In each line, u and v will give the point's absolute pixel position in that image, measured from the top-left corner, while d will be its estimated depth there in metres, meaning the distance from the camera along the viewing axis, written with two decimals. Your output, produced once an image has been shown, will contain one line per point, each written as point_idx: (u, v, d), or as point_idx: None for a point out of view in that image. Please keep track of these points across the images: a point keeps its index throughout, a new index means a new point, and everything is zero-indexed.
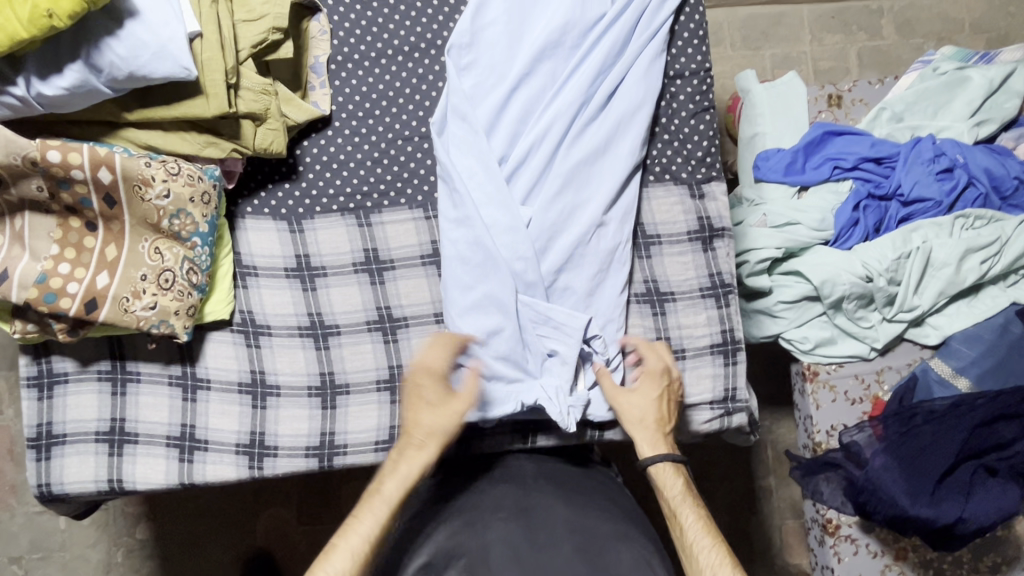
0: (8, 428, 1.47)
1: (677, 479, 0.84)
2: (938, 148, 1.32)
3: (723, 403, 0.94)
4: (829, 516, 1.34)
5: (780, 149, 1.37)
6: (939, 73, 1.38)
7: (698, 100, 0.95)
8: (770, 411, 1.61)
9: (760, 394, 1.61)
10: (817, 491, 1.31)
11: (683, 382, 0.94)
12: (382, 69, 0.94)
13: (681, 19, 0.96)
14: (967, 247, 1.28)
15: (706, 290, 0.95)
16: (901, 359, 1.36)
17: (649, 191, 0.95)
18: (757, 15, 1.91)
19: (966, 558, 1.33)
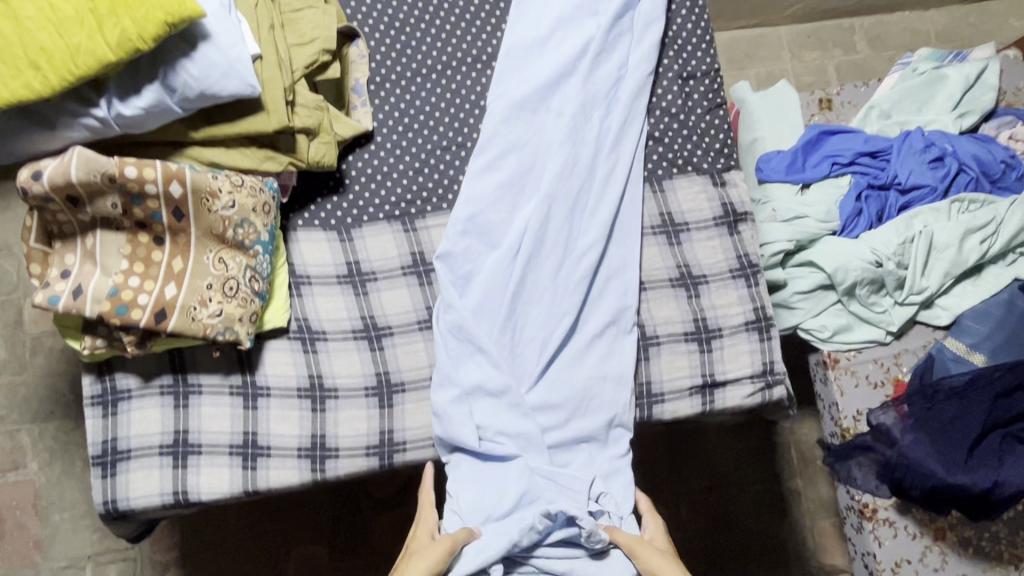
0: (32, 481, 1.51)
1: None
2: (928, 139, 1.42)
3: (764, 375, 0.98)
4: (865, 500, 1.36)
5: (779, 152, 1.45)
6: (919, 73, 1.50)
7: (712, 97, 1.03)
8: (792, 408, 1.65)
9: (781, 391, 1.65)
10: (850, 477, 1.34)
11: (723, 357, 0.98)
12: (417, 87, 1.01)
13: (672, 8, 1.04)
14: (966, 228, 1.36)
15: (736, 270, 1.00)
16: (917, 341, 1.42)
17: (672, 181, 1.01)
18: (739, 38, 2.04)
19: (1003, 533, 1.35)
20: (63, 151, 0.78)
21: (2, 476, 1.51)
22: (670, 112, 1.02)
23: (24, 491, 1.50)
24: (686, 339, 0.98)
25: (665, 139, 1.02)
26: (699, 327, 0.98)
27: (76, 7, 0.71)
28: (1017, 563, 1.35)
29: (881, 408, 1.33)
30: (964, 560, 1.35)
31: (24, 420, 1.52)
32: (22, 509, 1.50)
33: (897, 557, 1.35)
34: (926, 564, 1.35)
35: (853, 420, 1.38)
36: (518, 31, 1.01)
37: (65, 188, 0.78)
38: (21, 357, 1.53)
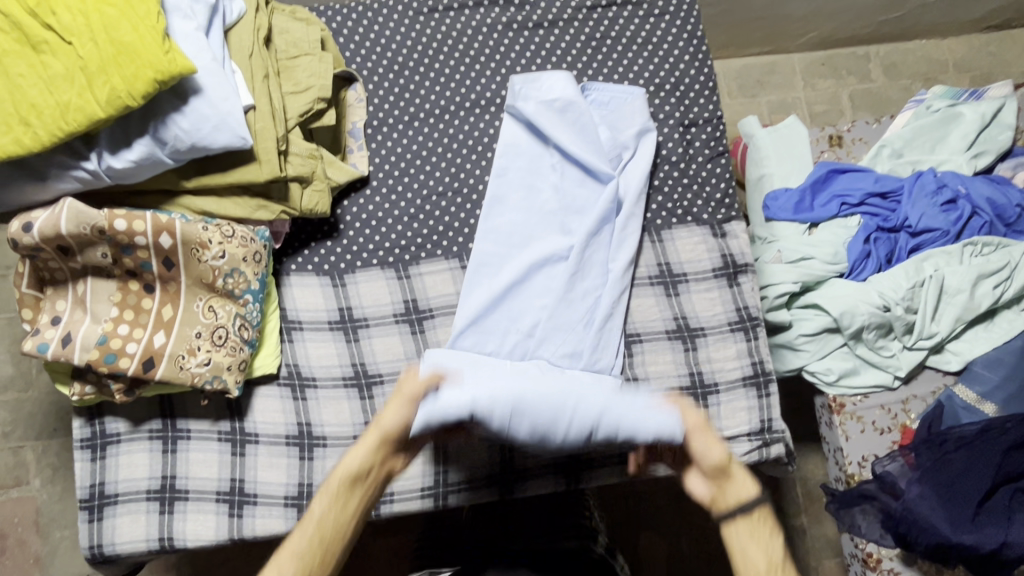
0: (34, 498, 1.52)
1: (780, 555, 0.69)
2: (939, 181, 1.38)
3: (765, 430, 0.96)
4: (868, 549, 1.33)
5: (787, 189, 1.42)
6: (932, 110, 1.46)
7: (713, 145, 1.01)
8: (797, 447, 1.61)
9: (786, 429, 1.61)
10: (854, 525, 1.30)
11: (721, 414, 0.96)
12: (414, 132, 1.00)
13: (673, 54, 1.03)
14: (978, 273, 1.32)
15: (735, 324, 0.98)
16: (925, 387, 1.38)
17: (642, 345, 0.96)
18: (751, 65, 2.01)
19: None
20: (54, 202, 0.78)
21: (5, 491, 1.52)
22: (667, 157, 1.00)
23: (26, 507, 1.51)
24: (681, 394, 0.96)
25: (665, 187, 1.00)
26: (696, 382, 0.96)
27: (67, 64, 0.70)
28: None
29: (888, 457, 1.30)
30: None
31: (28, 436, 1.54)
32: (23, 526, 1.51)
33: None
34: None
35: (858, 467, 1.34)
36: (487, 242, 0.96)
37: (55, 239, 0.78)
38: (27, 373, 1.54)
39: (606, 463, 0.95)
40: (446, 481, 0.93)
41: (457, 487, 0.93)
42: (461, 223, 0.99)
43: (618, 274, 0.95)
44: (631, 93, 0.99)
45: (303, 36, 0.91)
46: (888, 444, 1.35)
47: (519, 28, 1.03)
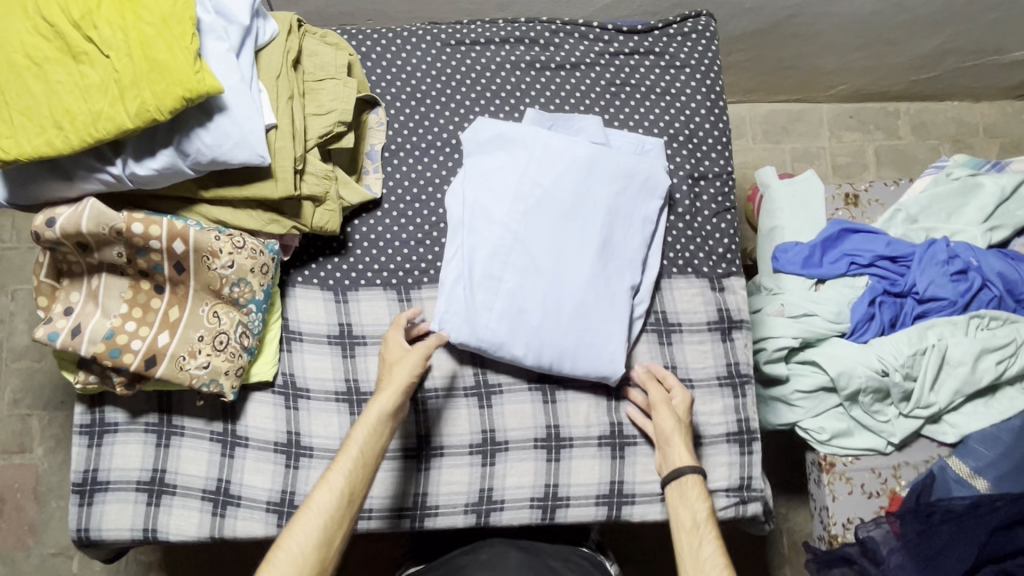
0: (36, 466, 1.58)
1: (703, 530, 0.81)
2: (952, 251, 1.38)
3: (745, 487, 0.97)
4: None
5: (797, 243, 1.43)
6: (952, 178, 1.45)
7: (720, 201, 1.03)
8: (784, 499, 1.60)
9: (775, 480, 1.60)
10: None
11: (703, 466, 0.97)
12: (429, 159, 1.03)
13: (689, 107, 1.04)
14: (982, 347, 1.31)
15: (724, 379, 0.99)
16: (918, 455, 1.37)
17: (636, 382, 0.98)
18: (778, 112, 2.02)
19: None
20: (78, 201, 0.82)
21: (8, 457, 1.59)
22: (674, 206, 1.01)
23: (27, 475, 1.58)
24: None
25: (670, 238, 1.01)
26: None
27: (102, 75, 0.74)
28: None
29: (874, 522, 1.28)
30: None
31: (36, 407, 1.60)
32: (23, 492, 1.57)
33: None
34: None
35: (841, 528, 1.33)
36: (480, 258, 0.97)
37: (75, 236, 0.82)
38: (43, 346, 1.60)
39: (583, 504, 0.96)
40: (426, 504, 0.95)
41: (435, 511, 0.95)
42: None
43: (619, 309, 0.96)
44: (648, 141, 1.01)
45: (331, 60, 0.94)
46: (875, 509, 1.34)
47: (541, 68, 1.05)
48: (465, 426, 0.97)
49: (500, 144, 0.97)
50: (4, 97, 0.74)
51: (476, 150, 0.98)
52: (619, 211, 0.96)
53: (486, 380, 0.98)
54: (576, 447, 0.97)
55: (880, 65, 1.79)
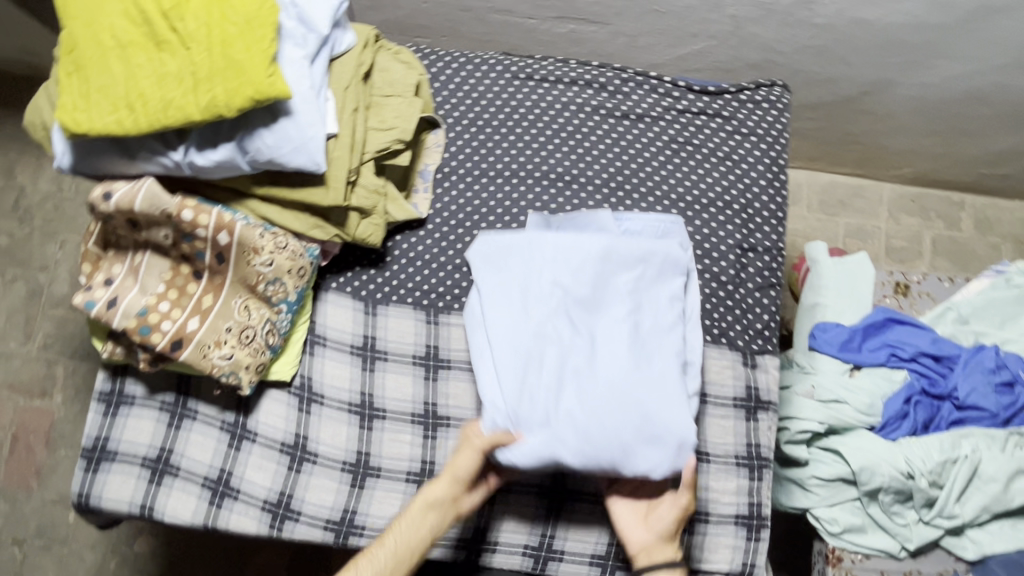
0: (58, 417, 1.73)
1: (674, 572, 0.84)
2: (1001, 360, 1.32)
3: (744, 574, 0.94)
4: None
5: (838, 325, 1.38)
6: (1011, 285, 1.40)
7: (766, 276, 1.00)
8: None
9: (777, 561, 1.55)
10: None
11: (706, 544, 0.94)
12: (480, 187, 1.03)
13: (748, 177, 1.03)
14: (1017, 466, 1.26)
15: (741, 459, 0.96)
16: (932, 566, 1.30)
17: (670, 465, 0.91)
18: (838, 184, 1.97)
19: None
20: (135, 180, 0.84)
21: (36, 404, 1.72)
22: (716, 274, 1.00)
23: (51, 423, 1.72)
24: None
25: (709, 304, 0.99)
26: None
27: (180, 66, 0.76)
28: None
29: None
30: None
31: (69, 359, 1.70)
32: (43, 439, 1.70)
33: None
34: None
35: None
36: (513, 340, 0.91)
37: (127, 213, 0.84)
38: None
39: (576, 560, 0.95)
40: None
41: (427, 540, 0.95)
42: None
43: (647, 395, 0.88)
44: (668, 220, 0.98)
45: (400, 77, 0.95)
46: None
47: (605, 114, 1.04)
48: None
49: (507, 255, 0.93)
50: (86, 73, 0.77)
51: (483, 265, 0.94)
52: (643, 291, 0.91)
53: None
54: (578, 499, 0.96)
55: (950, 154, 1.74)
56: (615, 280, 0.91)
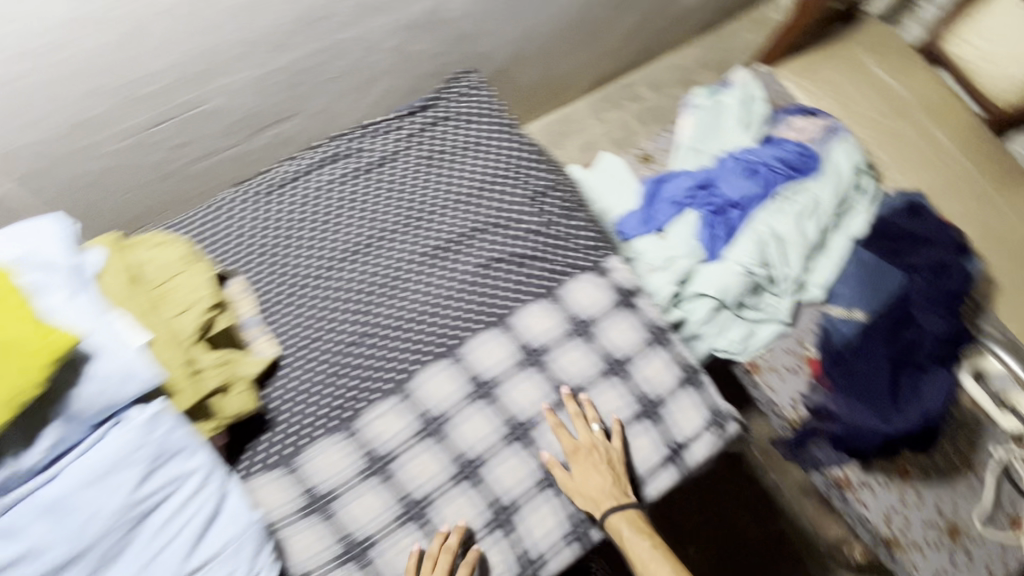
0: None
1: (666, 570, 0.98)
2: (739, 160, 1.66)
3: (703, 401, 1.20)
4: (838, 472, 1.53)
5: (631, 213, 1.65)
6: (703, 109, 1.76)
7: (567, 203, 1.16)
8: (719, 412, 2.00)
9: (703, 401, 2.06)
10: (815, 458, 1.54)
11: (679, 405, 1.10)
12: (301, 298, 1.05)
13: (499, 143, 1.18)
14: (798, 217, 1.61)
15: (650, 340, 1.11)
16: (807, 321, 1.62)
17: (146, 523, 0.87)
18: (550, 124, 2.34)
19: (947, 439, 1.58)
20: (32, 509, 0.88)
21: None
22: (537, 226, 1.13)
23: None
24: (638, 419, 1.08)
25: (548, 251, 1.12)
26: (644, 403, 1.08)
27: None
28: (969, 466, 1.57)
29: (811, 389, 1.54)
30: (931, 486, 1.55)
31: None
32: None
33: (886, 508, 1.52)
34: (907, 504, 1.53)
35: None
36: None
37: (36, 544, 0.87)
38: None
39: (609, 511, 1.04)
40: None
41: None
42: (383, 357, 1.03)
43: (45, 548, 0.80)
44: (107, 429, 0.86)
45: (167, 261, 1.00)
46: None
47: (359, 174, 1.14)
48: (473, 510, 1.00)
49: None
50: None
51: None
52: (102, 459, 0.83)
53: (472, 461, 1.01)
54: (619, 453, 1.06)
55: (591, 70, 2.24)
56: (75, 535, 0.81)
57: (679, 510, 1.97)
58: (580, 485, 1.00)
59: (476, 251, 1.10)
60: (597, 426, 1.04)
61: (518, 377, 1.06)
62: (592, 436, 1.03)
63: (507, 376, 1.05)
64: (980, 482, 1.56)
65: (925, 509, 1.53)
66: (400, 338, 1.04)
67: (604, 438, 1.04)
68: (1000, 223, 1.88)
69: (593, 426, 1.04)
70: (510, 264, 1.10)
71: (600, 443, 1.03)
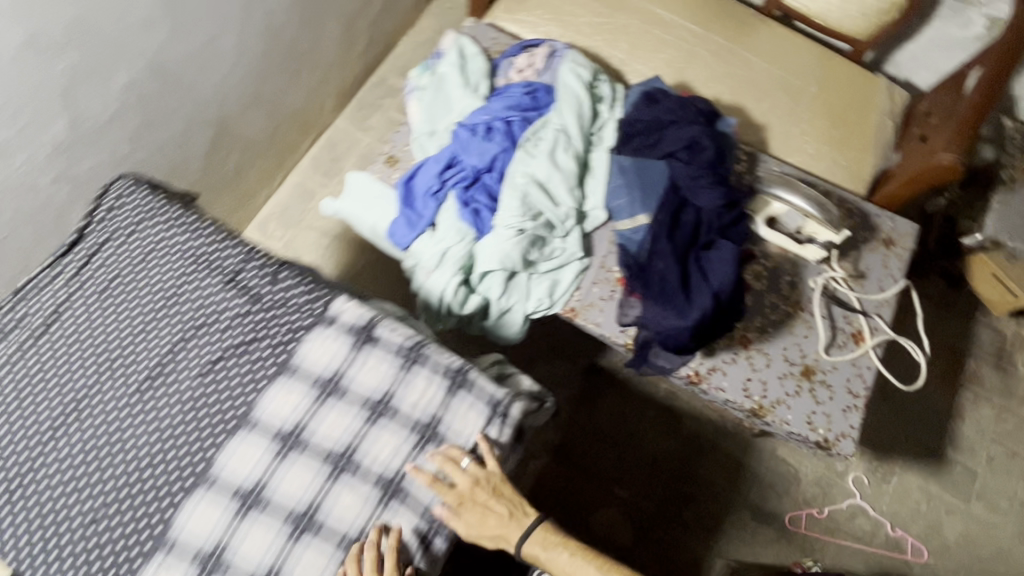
0: None
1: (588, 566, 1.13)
2: (473, 124, 1.61)
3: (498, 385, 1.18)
4: (686, 369, 1.55)
5: (395, 220, 1.57)
6: (424, 88, 1.70)
7: (266, 270, 1.09)
8: (574, 356, 2.09)
9: (567, 350, 2.09)
10: (660, 366, 1.55)
11: (461, 408, 1.04)
12: (18, 502, 0.97)
13: (171, 244, 1.10)
14: (549, 154, 1.58)
15: (403, 365, 1.04)
16: (603, 245, 1.61)
17: None
18: (317, 154, 2.24)
19: (770, 291, 1.62)
20: None
21: None
22: (242, 309, 1.05)
23: None
24: (417, 449, 1.02)
25: (263, 328, 1.05)
26: (420, 430, 1.02)
27: None
28: (798, 306, 1.62)
29: (628, 305, 1.52)
30: (772, 341, 1.58)
31: None
32: None
33: (741, 380, 1.55)
34: (757, 367, 1.56)
35: (816, 430, 1.52)
36: None
37: None
38: None
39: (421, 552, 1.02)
40: None
41: None
42: (127, 520, 0.95)
43: None
44: None
45: None
46: (846, 404, 1.55)
47: (33, 343, 1.04)
48: None
49: None
50: None
51: None
52: None
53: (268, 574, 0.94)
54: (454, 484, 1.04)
55: (327, 87, 2.14)
56: None
57: (583, 456, 2.00)
58: (474, 529, 1.04)
59: (185, 362, 1.03)
60: (469, 462, 1.02)
61: (281, 470, 0.98)
62: (472, 476, 1.01)
63: (269, 473, 0.98)
64: (811, 315, 1.61)
65: (775, 365, 1.57)
66: (136, 492, 0.96)
67: (480, 467, 1.02)
68: (746, 70, 1.92)
69: (464, 462, 1.02)
70: (226, 359, 1.03)
71: (479, 475, 1.02)
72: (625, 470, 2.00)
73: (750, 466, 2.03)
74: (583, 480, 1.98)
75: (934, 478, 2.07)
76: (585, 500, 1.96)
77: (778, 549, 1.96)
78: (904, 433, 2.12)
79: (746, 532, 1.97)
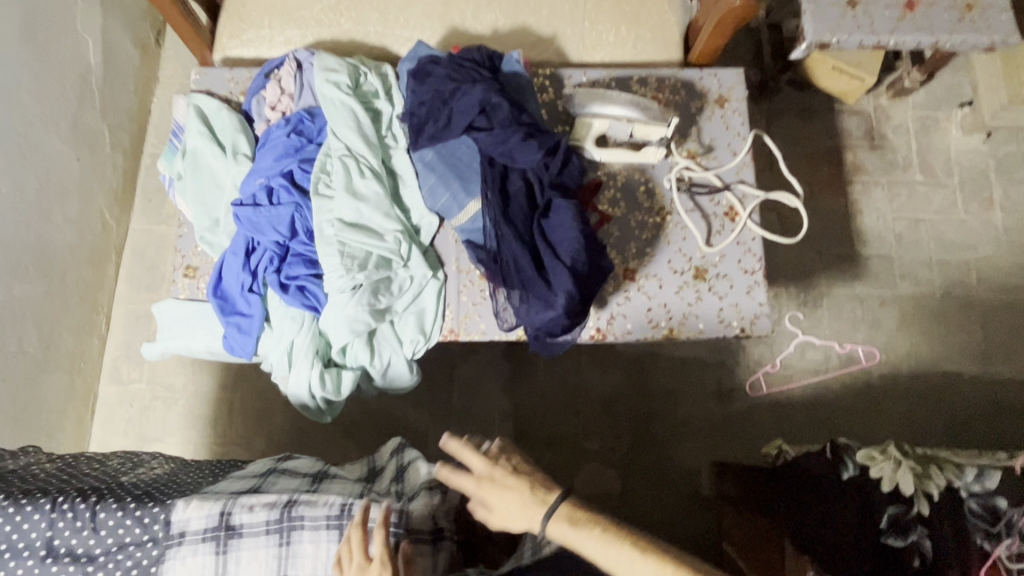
0: None
1: (619, 544, 1.04)
2: (252, 195, 1.40)
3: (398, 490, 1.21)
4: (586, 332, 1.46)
5: (226, 335, 1.38)
6: (181, 176, 1.46)
7: (79, 521, 0.99)
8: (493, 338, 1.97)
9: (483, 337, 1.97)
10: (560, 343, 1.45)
11: None
12: None
13: None
14: (345, 188, 1.38)
15: (277, 541, 1.00)
16: (451, 247, 1.47)
17: None
18: (130, 271, 1.98)
19: (631, 211, 1.53)
20: None
21: None
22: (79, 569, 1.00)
23: None
24: None
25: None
26: None
27: None
28: (661, 212, 1.53)
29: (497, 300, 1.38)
30: (653, 261, 1.50)
31: None
32: None
33: (642, 315, 1.48)
34: (651, 294, 1.49)
35: (730, 325, 1.48)
36: None
37: None
38: None
39: None
40: None
41: None
42: None
43: None
44: None
45: None
46: (746, 286, 1.50)
47: None
48: None
49: None
50: None
51: None
52: None
53: None
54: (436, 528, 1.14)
55: (93, 201, 1.85)
56: None
57: (547, 429, 1.92)
58: (501, 504, 1.13)
59: None
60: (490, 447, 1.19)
61: None
62: (491, 458, 1.17)
63: None
64: (676, 216, 1.53)
65: (666, 282, 1.49)
66: None
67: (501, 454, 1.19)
68: None
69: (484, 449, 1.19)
70: None
71: (499, 459, 1.18)
72: (586, 423, 1.93)
73: (697, 357, 2.00)
74: (554, 453, 1.91)
75: (858, 282, 2.11)
76: (562, 469, 1.89)
77: (755, 417, 1.97)
78: (816, 253, 2.12)
79: (717, 418, 1.96)
